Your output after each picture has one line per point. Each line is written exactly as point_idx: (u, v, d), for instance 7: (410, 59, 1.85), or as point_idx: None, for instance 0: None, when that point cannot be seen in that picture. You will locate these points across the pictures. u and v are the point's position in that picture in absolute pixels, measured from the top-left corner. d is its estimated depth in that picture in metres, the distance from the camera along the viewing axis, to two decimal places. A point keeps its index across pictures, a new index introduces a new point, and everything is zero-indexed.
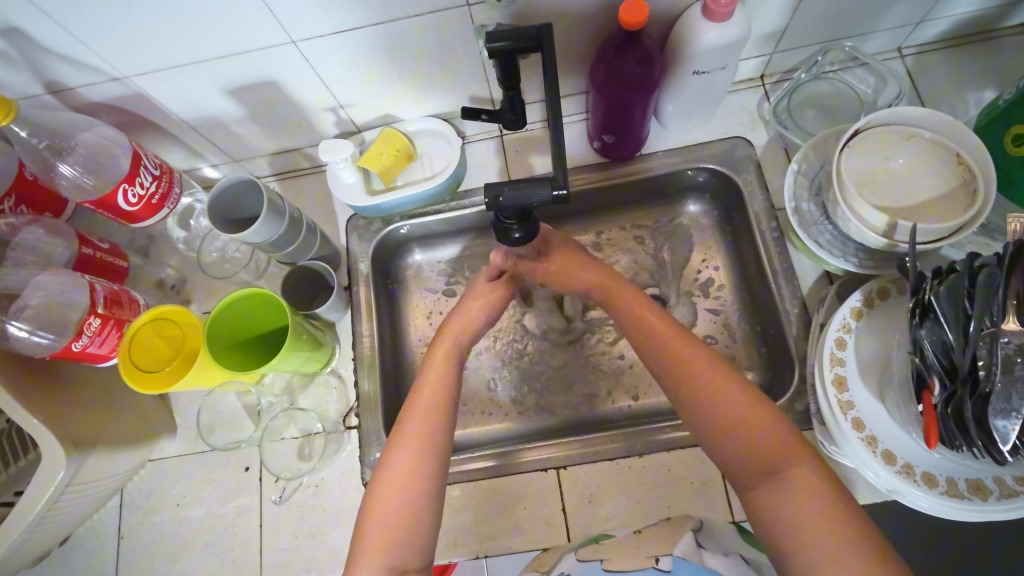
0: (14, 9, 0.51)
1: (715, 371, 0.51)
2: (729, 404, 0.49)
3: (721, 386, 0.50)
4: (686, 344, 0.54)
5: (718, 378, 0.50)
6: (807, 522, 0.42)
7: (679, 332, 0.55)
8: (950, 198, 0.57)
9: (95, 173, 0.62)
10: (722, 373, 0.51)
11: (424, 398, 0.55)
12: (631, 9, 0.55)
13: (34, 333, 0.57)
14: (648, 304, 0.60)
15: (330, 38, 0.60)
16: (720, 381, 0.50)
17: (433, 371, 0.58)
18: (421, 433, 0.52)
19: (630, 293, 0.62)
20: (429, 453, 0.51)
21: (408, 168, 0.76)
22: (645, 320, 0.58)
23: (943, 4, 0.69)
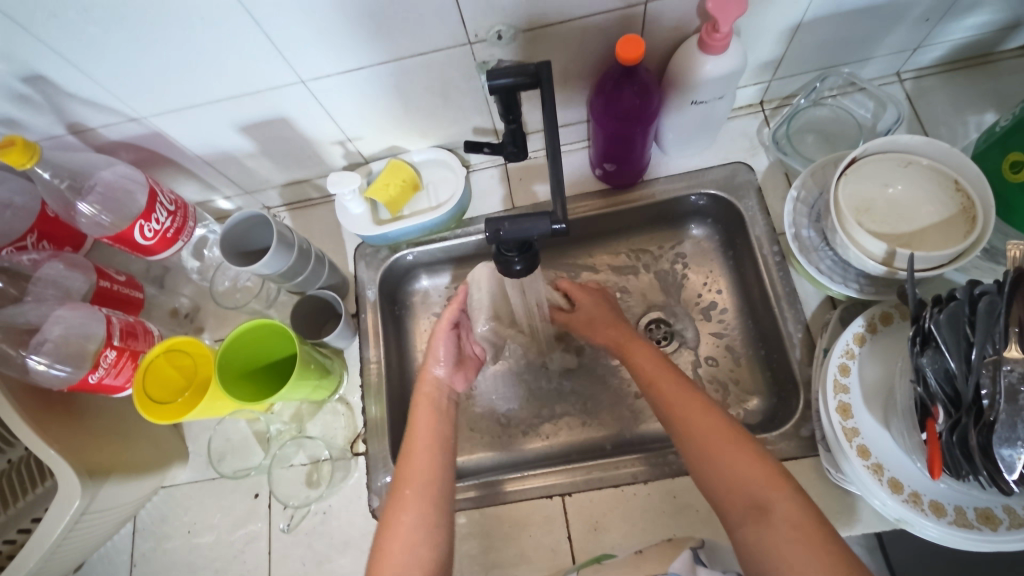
0: (40, 58, 0.54)
1: (704, 409, 0.54)
2: (718, 440, 0.51)
3: (710, 423, 0.53)
4: (683, 387, 0.57)
5: (708, 416, 0.53)
6: (791, 550, 0.44)
7: (677, 377, 0.58)
8: (950, 224, 0.57)
9: (113, 212, 0.64)
10: (713, 412, 0.54)
11: (421, 437, 0.59)
12: (628, 44, 0.57)
13: (51, 366, 0.59)
14: (650, 351, 0.62)
15: (338, 77, 0.63)
16: (709, 419, 0.53)
17: (424, 416, 0.62)
18: (424, 471, 0.56)
19: (640, 345, 0.63)
20: (433, 492, 0.55)
21: (414, 198, 0.78)
22: (646, 367, 0.60)
23: (939, 30, 0.70)
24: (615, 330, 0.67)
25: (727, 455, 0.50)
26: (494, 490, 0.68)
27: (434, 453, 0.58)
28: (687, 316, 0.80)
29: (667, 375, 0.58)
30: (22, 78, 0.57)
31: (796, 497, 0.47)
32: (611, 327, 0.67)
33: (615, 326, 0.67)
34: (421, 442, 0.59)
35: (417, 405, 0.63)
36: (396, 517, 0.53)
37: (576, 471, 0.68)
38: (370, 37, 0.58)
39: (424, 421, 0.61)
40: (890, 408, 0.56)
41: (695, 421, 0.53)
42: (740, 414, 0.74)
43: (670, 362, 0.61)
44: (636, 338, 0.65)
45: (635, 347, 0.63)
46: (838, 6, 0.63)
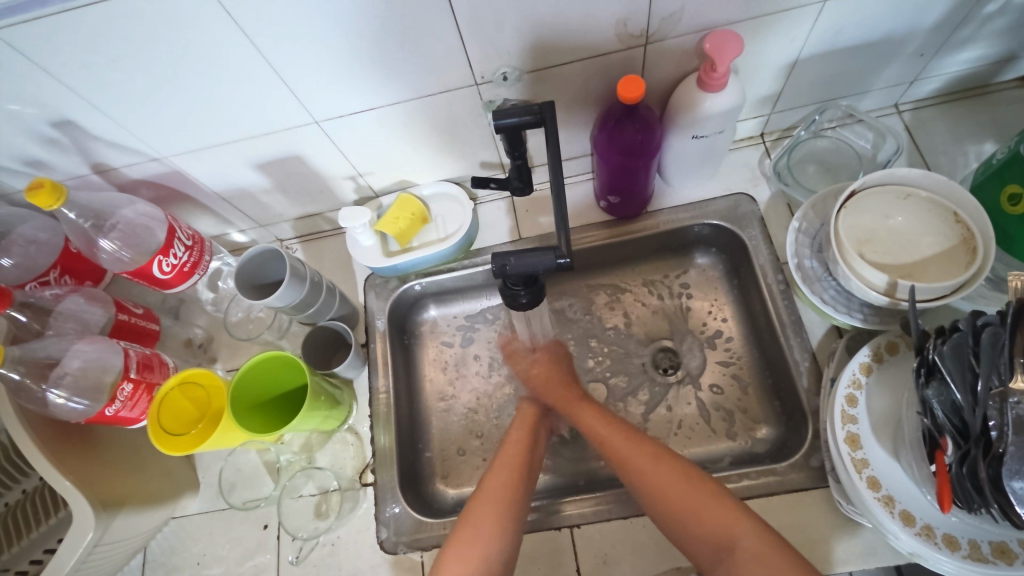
0: (68, 104, 0.57)
1: (655, 457, 0.60)
2: (673, 487, 0.57)
3: (662, 471, 0.58)
4: (634, 439, 0.62)
5: (664, 467, 0.58)
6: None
7: (627, 431, 0.64)
8: (951, 255, 0.58)
9: (133, 247, 0.67)
10: (663, 459, 0.59)
11: (508, 461, 0.64)
12: (629, 85, 0.58)
13: (70, 399, 0.61)
14: (595, 409, 0.68)
15: (351, 117, 0.65)
16: (661, 466, 0.59)
17: (516, 440, 0.67)
18: (505, 486, 0.61)
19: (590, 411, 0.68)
20: (508, 511, 0.59)
21: (423, 230, 0.80)
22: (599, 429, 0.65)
23: (935, 64, 0.71)
24: (558, 390, 0.71)
25: (686, 500, 0.55)
26: (551, 511, 0.68)
27: (516, 478, 0.62)
28: (694, 344, 0.81)
29: (617, 433, 0.64)
30: (51, 123, 0.59)
31: (756, 525, 0.52)
32: (563, 387, 0.72)
33: (565, 383, 0.72)
34: (510, 460, 0.64)
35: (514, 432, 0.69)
36: (474, 516, 0.58)
37: (586, 502, 0.68)
38: (383, 80, 0.60)
39: (514, 446, 0.66)
40: (898, 439, 0.56)
41: (648, 470, 0.59)
42: (748, 444, 0.73)
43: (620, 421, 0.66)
44: (581, 398, 0.70)
45: (580, 407, 0.69)
46: (833, 44, 0.65)
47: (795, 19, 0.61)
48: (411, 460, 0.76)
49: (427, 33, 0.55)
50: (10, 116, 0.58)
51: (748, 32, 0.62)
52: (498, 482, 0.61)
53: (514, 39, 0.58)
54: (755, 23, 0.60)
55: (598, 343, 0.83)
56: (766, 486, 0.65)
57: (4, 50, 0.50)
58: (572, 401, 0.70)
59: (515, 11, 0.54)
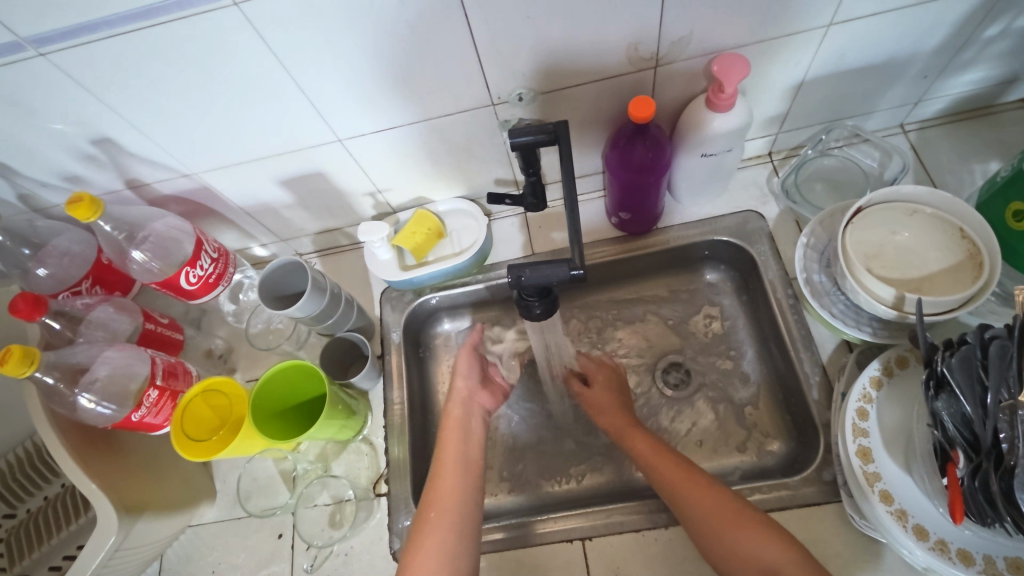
0: (108, 122, 0.61)
1: (705, 485, 0.58)
2: (721, 515, 0.56)
3: (711, 499, 0.57)
4: (683, 466, 0.61)
5: (711, 494, 0.57)
6: None
7: (678, 459, 0.62)
8: (957, 271, 0.59)
9: (162, 258, 0.69)
10: (713, 490, 0.58)
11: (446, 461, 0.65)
12: (639, 105, 0.61)
13: (99, 404, 0.63)
14: (648, 437, 0.66)
15: (372, 135, 0.68)
16: (711, 494, 0.58)
17: (450, 439, 0.68)
18: (451, 490, 0.62)
19: (638, 435, 0.67)
20: (459, 518, 0.59)
21: (439, 245, 0.82)
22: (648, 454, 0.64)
23: (938, 85, 0.73)
24: (613, 417, 0.71)
25: (732, 527, 0.54)
26: (525, 531, 0.68)
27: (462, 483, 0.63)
28: (705, 359, 0.81)
29: (669, 462, 0.62)
30: (91, 140, 0.63)
31: (798, 553, 0.51)
32: (615, 415, 0.71)
33: (620, 412, 0.71)
34: (448, 458, 0.65)
35: (447, 427, 0.69)
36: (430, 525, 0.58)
37: (596, 514, 0.68)
38: (404, 100, 0.63)
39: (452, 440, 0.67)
40: (910, 452, 0.57)
41: (699, 498, 0.58)
42: (759, 457, 0.74)
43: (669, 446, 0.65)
44: (635, 425, 0.69)
45: (633, 434, 0.68)
46: (838, 66, 0.67)
47: (800, 43, 0.63)
48: (425, 471, 0.77)
49: (447, 56, 0.58)
50: (52, 134, 0.61)
51: (754, 55, 0.64)
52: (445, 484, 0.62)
53: (529, 61, 0.60)
54: (762, 46, 0.63)
55: (609, 356, 0.84)
56: (778, 500, 0.65)
57: (55, 73, 0.54)
58: (624, 426, 0.69)
59: (530, 35, 0.57)
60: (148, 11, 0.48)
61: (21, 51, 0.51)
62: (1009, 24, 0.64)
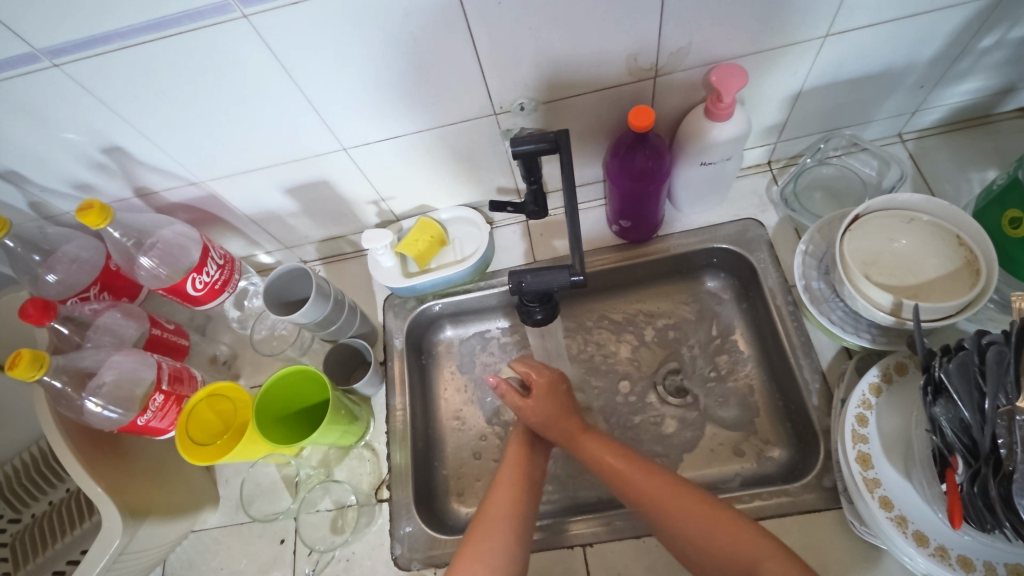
0: (119, 131, 0.62)
1: (672, 488, 0.58)
2: (698, 514, 0.55)
3: (685, 501, 0.57)
4: (642, 467, 0.61)
5: (681, 496, 0.57)
6: None
7: (633, 459, 0.62)
8: (955, 277, 0.59)
9: (170, 265, 0.71)
10: (683, 490, 0.58)
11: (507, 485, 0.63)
12: (640, 114, 0.62)
13: (106, 407, 0.63)
14: (600, 441, 0.66)
15: (376, 144, 0.69)
16: (683, 494, 0.57)
17: (513, 453, 0.68)
18: (509, 499, 0.61)
19: (589, 437, 0.66)
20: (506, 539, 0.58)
21: (441, 252, 0.83)
22: (602, 457, 0.64)
23: (935, 95, 0.74)
24: (563, 422, 0.68)
25: (714, 530, 0.53)
26: (555, 531, 0.68)
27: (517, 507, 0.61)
28: (706, 365, 0.82)
29: (630, 465, 0.62)
30: (101, 148, 0.64)
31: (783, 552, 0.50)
32: (562, 420, 0.68)
33: (564, 413, 0.69)
34: (510, 470, 0.65)
35: (511, 443, 0.70)
36: (488, 527, 0.59)
37: (598, 521, 0.68)
38: (408, 110, 0.64)
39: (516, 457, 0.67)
40: (910, 459, 0.57)
41: (670, 499, 0.57)
42: (760, 464, 0.74)
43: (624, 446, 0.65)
44: (583, 429, 0.67)
45: (584, 439, 0.66)
46: (835, 76, 0.68)
47: (798, 53, 0.64)
48: (426, 477, 0.77)
49: (450, 66, 0.59)
50: (64, 143, 0.63)
51: (753, 66, 0.65)
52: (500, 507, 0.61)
53: (531, 72, 0.61)
54: (760, 57, 0.64)
55: (610, 362, 0.84)
56: (778, 506, 0.65)
57: (67, 82, 0.55)
58: (573, 433, 0.67)
59: (532, 46, 0.58)
60: (159, 23, 0.50)
61: (36, 62, 0.52)
62: (1004, 35, 0.65)
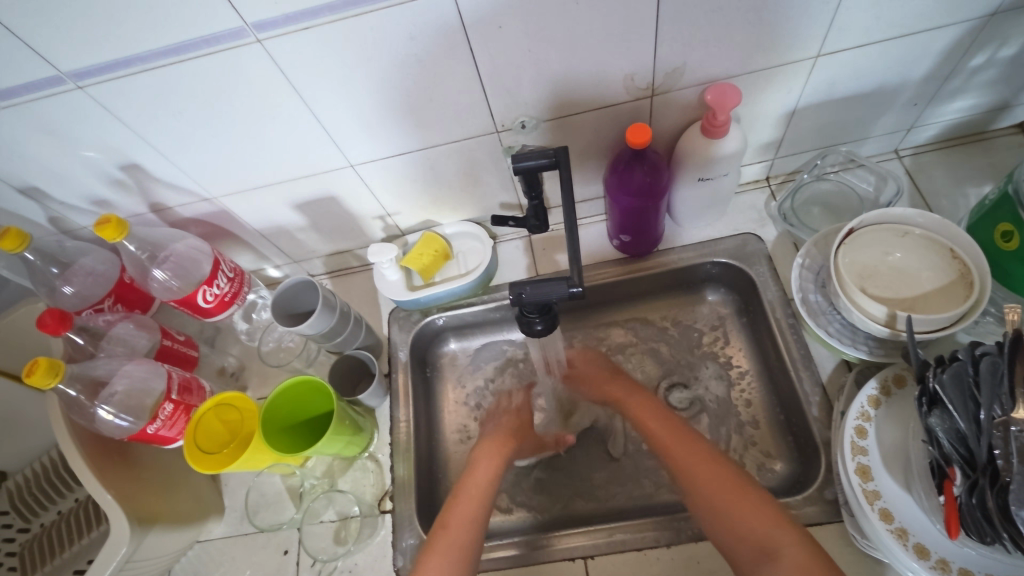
0: (135, 148, 0.64)
1: (707, 458, 0.60)
2: (720, 489, 0.57)
3: (714, 474, 0.58)
4: (685, 436, 0.63)
5: (715, 467, 0.59)
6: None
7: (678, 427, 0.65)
8: (949, 290, 0.60)
9: (182, 278, 0.73)
10: (719, 463, 0.59)
11: (484, 469, 0.66)
12: (637, 132, 0.63)
13: (117, 416, 0.65)
14: (651, 405, 0.69)
15: (383, 161, 0.71)
16: (712, 467, 0.59)
17: (487, 452, 0.69)
18: (471, 503, 0.62)
19: (642, 402, 0.70)
20: (478, 505, 0.62)
21: (445, 266, 0.85)
22: (649, 421, 0.67)
23: (929, 112, 0.76)
24: (617, 385, 0.73)
25: (735, 504, 0.55)
26: (536, 546, 0.69)
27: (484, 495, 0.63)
28: (706, 378, 0.82)
29: (671, 433, 0.64)
30: (119, 166, 0.67)
31: (799, 533, 0.51)
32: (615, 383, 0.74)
33: (610, 376, 0.75)
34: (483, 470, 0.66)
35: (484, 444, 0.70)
36: (451, 523, 0.60)
37: (599, 533, 0.68)
38: (412, 128, 0.67)
39: (489, 455, 0.68)
40: (909, 472, 0.57)
41: (700, 469, 0.59)
42: (762, 477, 0.74)
43: (670, 415, 0.67)
44: (638, 390, 0.72)
45: (636, 400, 0.70)
46: (828, 94, 0.70)
47: (791, 73, 0.66)
48: (429, 488, 0.78)
49: (454, 86, 0.61)
50: (84, 161, 0.65)
51: (747, 85, 0.67)
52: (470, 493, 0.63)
53: (532, 92, 0.64)
54: (754, 76, 0.66)
55: None
56: None
57: (89, 103, 0.58)
58: (628, 393, 0.72)
59: (531, 67, 0.60)
60: (179, 47, 0.52)
61: (61, 84, 0.55)
62: (994, 54, 0.66)
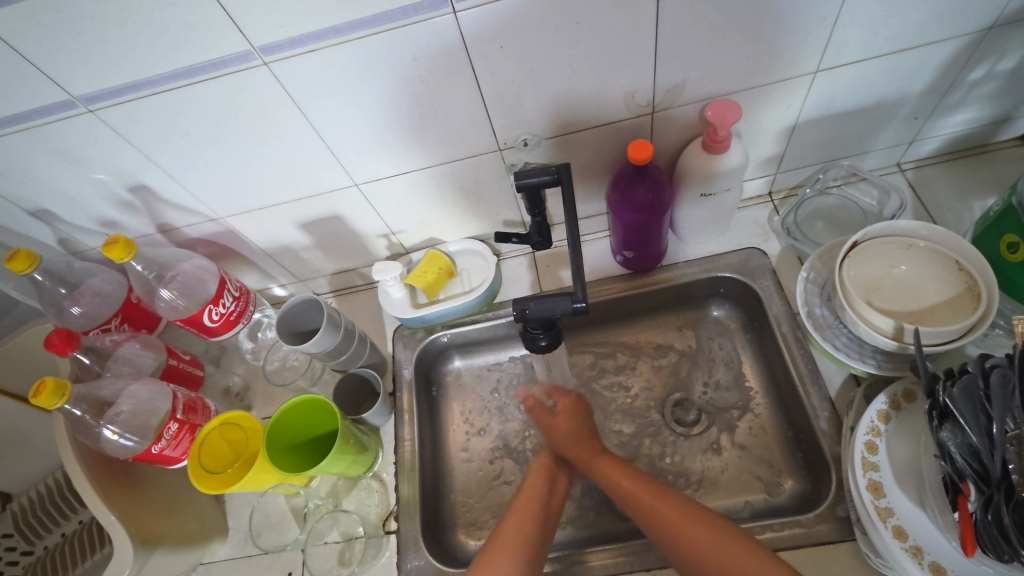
0: (145, 171, 0.66)
1: (690, 518, 0.58)
2: (713, 547, 0.54)
3: (692, 526, 0.57)
4: (666, 499, 0.60)
5: (691, 520, 0.57)
6: None
7: (656, 490, 0.62)
8: (956, 303, 0.60)
9: (188, 297, 0.74)
10: (694, 518, 0.58)
11: (532, 491, 0.67)
12: (638, 148, 0.64)
13: (122, 436, 0.66)
14: (615, 463, 0.66)
15: (386, 180, 0.72)
16: (693, 522, 0.57)
17: (537, 475, 0.69)
18: (522, 525, 0.62)
19: (606, 461, 0.67)
20: (532, 522, 0.63)
21: (449, 283, 0.85)
22: (627, 485, 0.64)
23: (930, 126, 0.76)
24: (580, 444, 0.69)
25: (725, 556, 0.53)
26: (573, 562, 0.67)
27: (535, 518, 0.63)
28: (713, 393, 0.82)
29: (640, 484, 0.63)
30: (128, 188, 0.68)
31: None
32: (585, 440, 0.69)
33: (587, 435, 0.70)
34: (531, 491, 0.67)
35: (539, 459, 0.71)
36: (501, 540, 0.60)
37: (608, 553, 0.67)
38: (416, 148, 0.67)
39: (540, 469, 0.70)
40: (922, 488, 0.56)
41: (677, 523, 0.58)
42: (771, 495, 0.73)
43: (639, 472, 0.65)
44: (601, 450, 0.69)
45: (597, 461, 0.67)
46: (828, 109, 0.71)
47: (790, 88, 0.66)
48: (434, 508, 0.77)
49: (456, 107, 0.62)
50: (93, 183, 0.67)
51: (747, 101, 0.68)
52: (518, 520, 0.63)
53: (535, 110, 0.65)
54: (754, 92, 0.66)
55: (618, 392, 0.84)
56: (791, 538, 0.63)
57: (102, 128, 0.59)
58: (592, 454, 0.68)
59: (534, 86, 0.61)
60: (187, 72, 0.54)
61: (72, 109, 0.56)
62: (992, 67, 0.67)
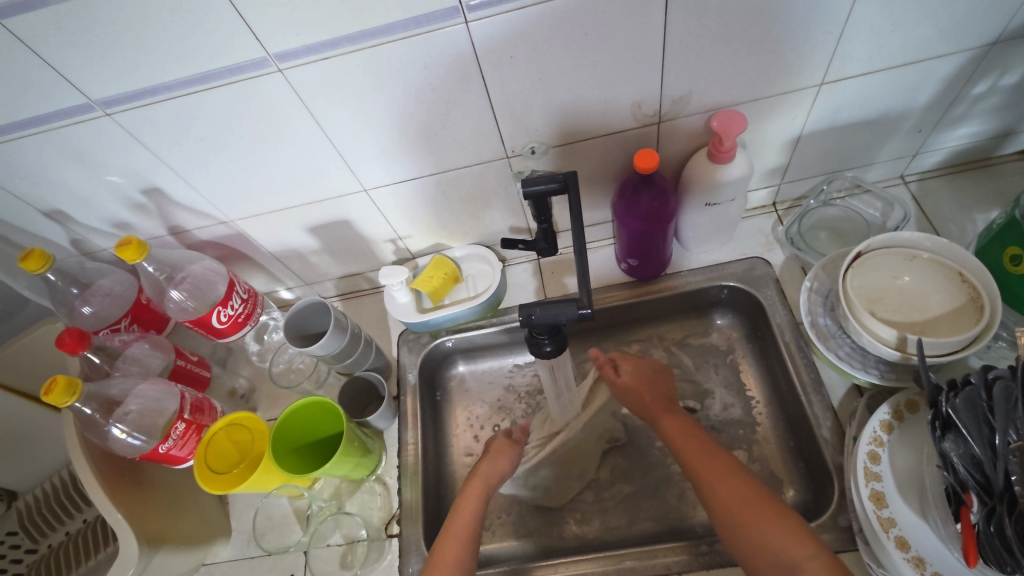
0: (159, 174, 0.67)
1: (733, 477, 0.58)
2: (745, 507, 0.56)
3: (735, 486, 0.58)
4: (717, 456, 0.61)
5: (734, 481, 0.58)
6: None
7: (710, 449, 0.62)
8: (959, 315, 0.61)
9: (198, 298, 0.75)
10: (737, 478, 0.58)
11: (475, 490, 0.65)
12: (644, 156, 0.65)
13: (130, 434, 0.67)
14: (679, 421, 0.66)
15: (393, 185, 0.73)
16: (736, 482, 0.58)
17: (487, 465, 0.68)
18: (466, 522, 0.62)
19: (671, 419, 0.67)
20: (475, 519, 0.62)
21: (455, 288, 0.85)
22: (679, 440, 0.64)
23: (934, 139, 0.77)
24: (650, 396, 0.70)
25: (756, 512, 0.55)
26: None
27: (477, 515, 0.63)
28: (715, 401, 0.82)
29: (694, 441, 0.63)
30: (141, 190, 0.69)
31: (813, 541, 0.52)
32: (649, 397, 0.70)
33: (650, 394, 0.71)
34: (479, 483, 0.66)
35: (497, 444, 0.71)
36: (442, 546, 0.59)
37: (606, 560, 0.67)
38: (423, 154, 0.68)
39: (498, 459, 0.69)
40: (925, 498, 0.56)
41: (721, 481, 0.58)
42: None
43: (699, 431, 0.65)
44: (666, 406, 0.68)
45: (662, 416, 0.67)
46: (833, 121, 0.71)
47: (795, 100, 0.67)
48: (436, 512, 0.77)
49: (465, 114, 0.63)
50: (108, 185, 0.68)
51: (753, 112, 0.68)
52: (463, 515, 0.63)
53: (542, 119, 0.66)
54: (760, 104, 0.67)
55: None
56: None
57: (119, 132, 0.60)
58: (657, 408, 0.68)
59: (542, 95, 0.62)
60: (203, 77, 0.55)
61: (90, 112, 0.58)
62: (995, 82, 0.68)
